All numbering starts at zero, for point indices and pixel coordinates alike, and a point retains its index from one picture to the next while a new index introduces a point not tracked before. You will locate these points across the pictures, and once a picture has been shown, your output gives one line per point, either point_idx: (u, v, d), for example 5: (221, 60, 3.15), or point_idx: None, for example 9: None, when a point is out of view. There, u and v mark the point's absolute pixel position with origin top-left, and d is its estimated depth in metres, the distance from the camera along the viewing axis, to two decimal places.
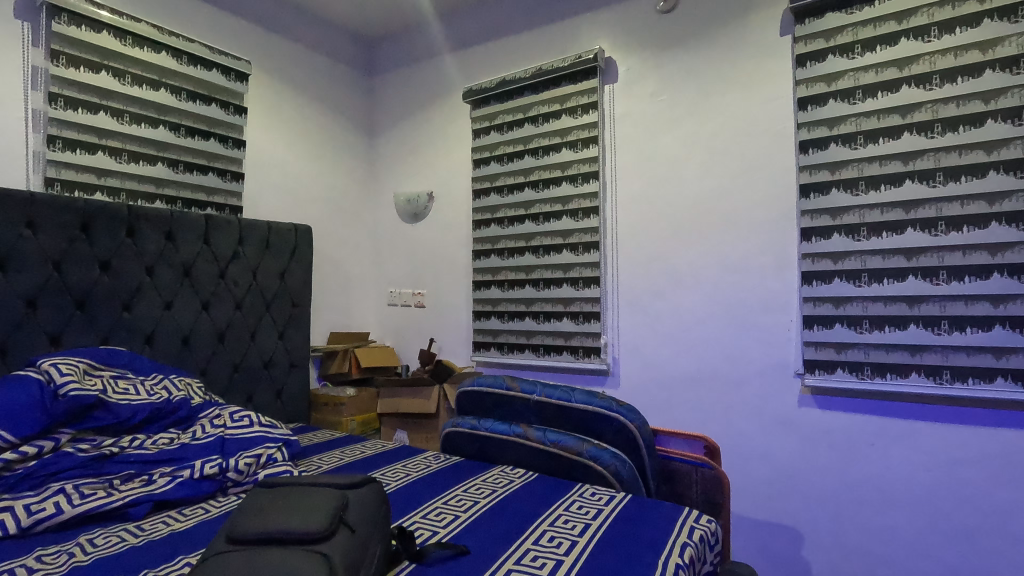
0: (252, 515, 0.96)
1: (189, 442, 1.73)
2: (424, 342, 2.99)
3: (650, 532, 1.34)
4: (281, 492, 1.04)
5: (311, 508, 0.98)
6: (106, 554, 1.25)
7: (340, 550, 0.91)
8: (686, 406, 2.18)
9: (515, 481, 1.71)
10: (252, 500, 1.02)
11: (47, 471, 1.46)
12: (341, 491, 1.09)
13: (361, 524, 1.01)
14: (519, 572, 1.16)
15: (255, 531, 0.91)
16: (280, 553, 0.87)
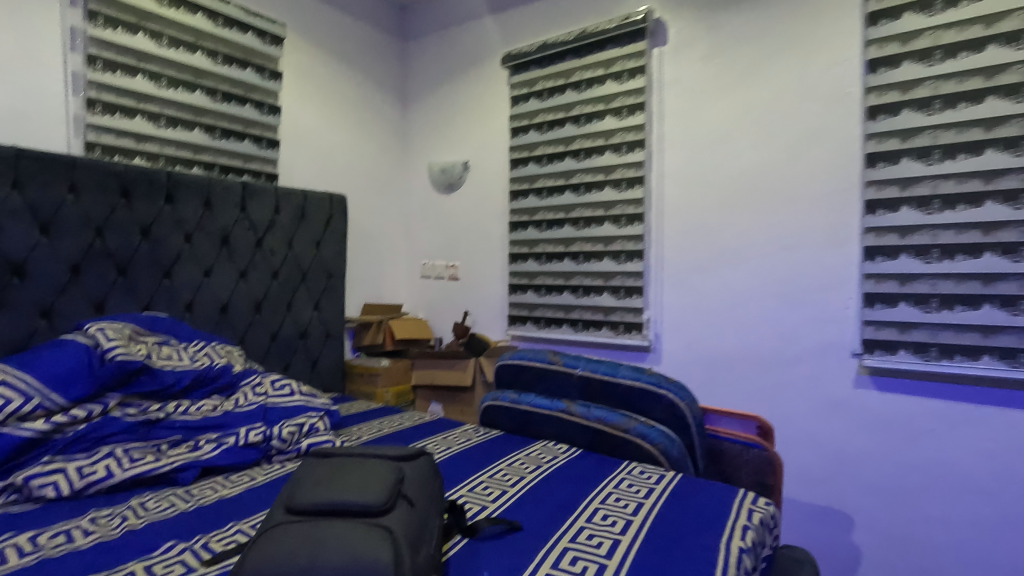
0: (308, 485, 0.93)
1: (233, 410, 1.73)
2: (458, 315, 2.95)
3: (706, 514, 1.29)
4: (336, 462, 1.01)
5: (368, 478, 0.95)
6: (159, 518, 1.25)
7: (401, 525, 0.88)
8: (731, 385, 2.11)
9: (559, 457, 1.67)
10: (308, 469, 0.99)
11: (97, 435, 1.47)
12: (395, 462, 1.07)
13: (419, 498, 0.98)
14: (576, 551, 1.12)
15: (313, 502, 0.88)
16: (341, 525, 0.84)
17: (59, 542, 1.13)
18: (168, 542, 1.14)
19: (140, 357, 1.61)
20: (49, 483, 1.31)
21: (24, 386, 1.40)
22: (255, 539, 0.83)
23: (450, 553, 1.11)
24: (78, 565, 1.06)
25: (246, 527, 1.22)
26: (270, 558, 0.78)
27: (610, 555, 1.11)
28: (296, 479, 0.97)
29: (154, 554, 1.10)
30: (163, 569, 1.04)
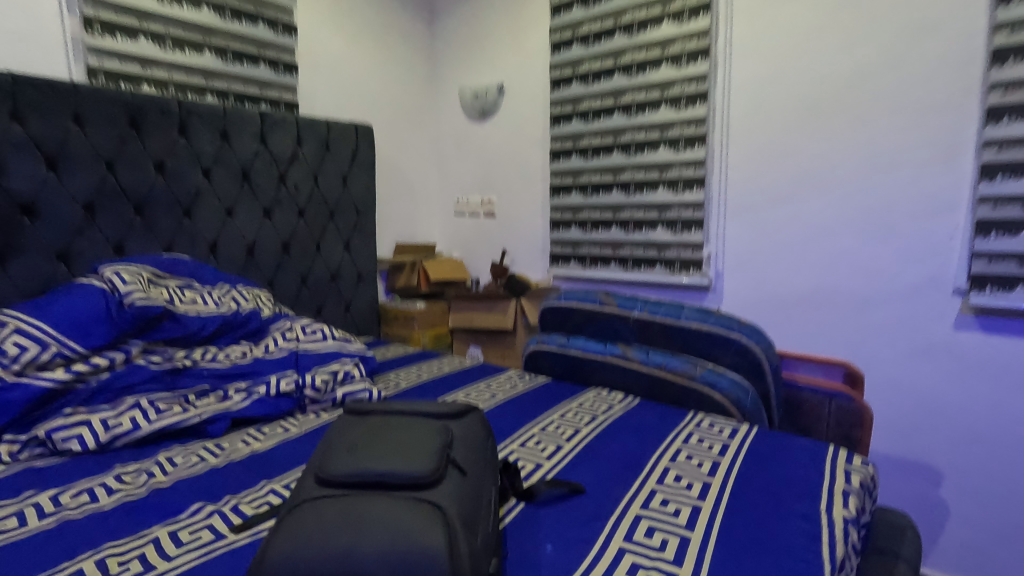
0: (343, 451, 0.79)
1: (263, 356, 1.62)
2: (495, 254, 2.77)
3: (795, 476, 1.12)
4: (373, 424, 0.86)
5: (412, 444, 0.80)
6: (187, 475, 1.15)
7: (453, 500, 0.73)
8: (805, 327, 1.89)
9: (616, 407, 1.52)
10: (342, 431, 0.85)
11: (122, 384, 1.37)
12: (442, 422, 0.91)
13: (471, 465, 0.83)
14: (652, 520, 0.97)
15: (349, 473, 0.74)
16: (384, 502, 0.69)
17: (83, 502, 1.04)
18: (196, 504, 1.04)
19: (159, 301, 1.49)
20: (73, 436, 1.22)
21: (39, 334, 1.29)
22: (282, 517, 0.69)
23: (506, 520, 0.97)
24: (100, 530, 0.96)
25: (281, 486, 1.11)
26: (301, 543, 0.64)
27: (693, 525, 0.95)
28: (328, 443, 0.83)
29: (182, 517, 1.00)
30: (191, 535, 0.94)
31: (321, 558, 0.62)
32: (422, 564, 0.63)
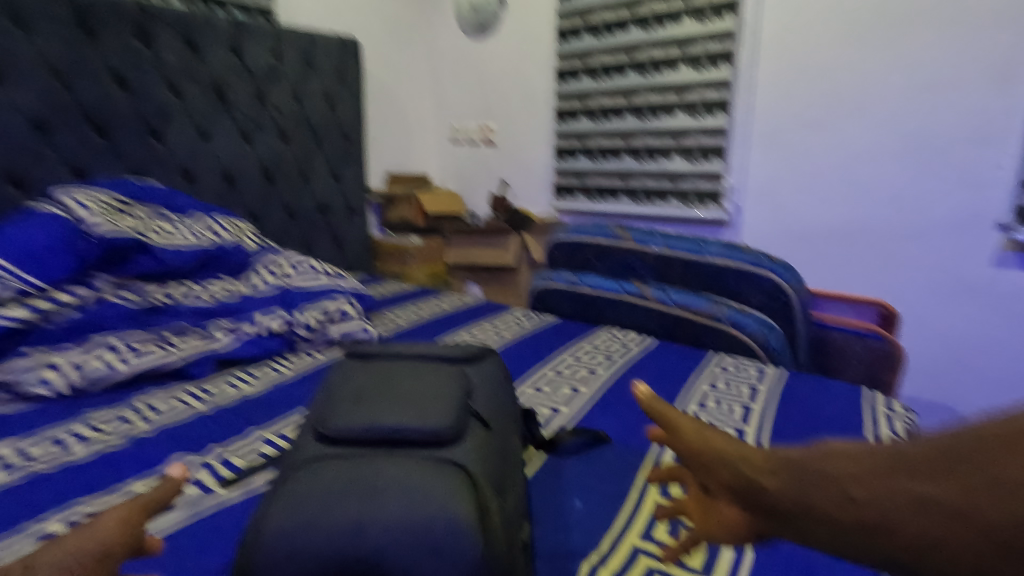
0: (349, 405, 0.67)
1: (249, 294, 1.49)
2: (495, 186, 2.60)
3: (835, 424, 1.04)
4: (381, 372, 0.75)
5: (428, 396, 0.69)
6: (171, 423, 1.04)
7: (479, 459, 0.62)
8: (827, 264, 1.79)
9: (633, 348, 1.41)
10: (345, 379, 0.74)
11: (92, 323, 1.22)
12: (460, 369, 0.80)
13: (494, 417, 0.72)
14: None
15: (356, 430, 0.63)
16: (400, 464, 0.58)
17: (53, 454, 0.93)
18: (180, 455, 0.93)
19: (127, 232, 1.33)
20: (40, 379, 1.10)
21: None
22: (278, 483, 0.58)
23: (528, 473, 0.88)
24: (71, 485, 0.85)
25: (276, 434, 1.01)
26: (302, 515, 0.53)
27: None
28: (330, 395, 0.72)
29: (165, 470, 0.89)
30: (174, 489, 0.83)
31: (326, 534, 0.52)
32: (449, 538, 0.53)
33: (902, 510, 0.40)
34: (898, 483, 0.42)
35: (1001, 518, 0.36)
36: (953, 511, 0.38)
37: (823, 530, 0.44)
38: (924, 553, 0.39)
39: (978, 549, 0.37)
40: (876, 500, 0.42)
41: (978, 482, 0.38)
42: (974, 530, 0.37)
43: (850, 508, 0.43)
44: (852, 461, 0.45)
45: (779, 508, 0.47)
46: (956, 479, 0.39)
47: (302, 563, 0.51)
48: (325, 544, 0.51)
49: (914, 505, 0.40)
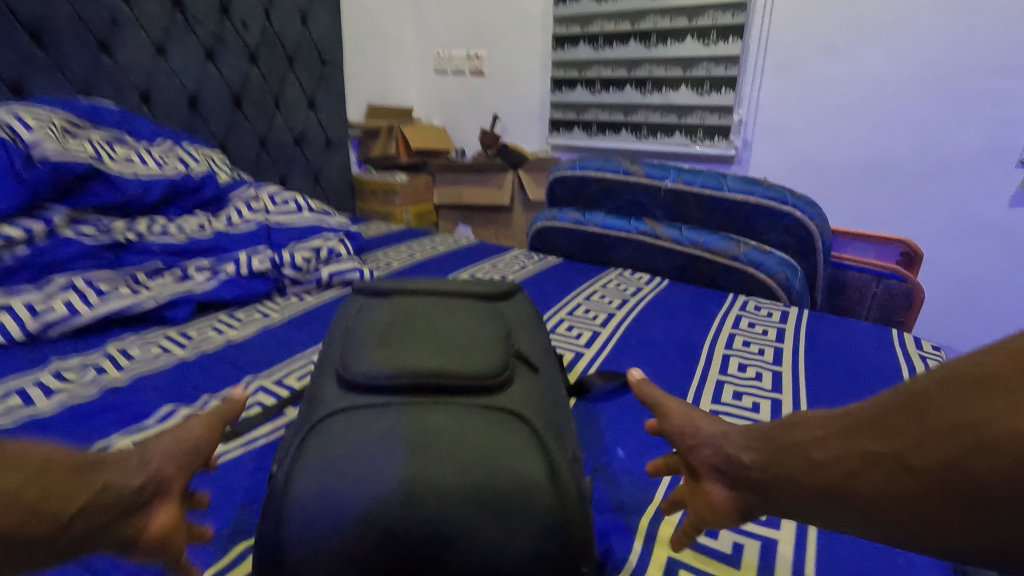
0: (372, 345, 0.56)
1: (226, 231, 1.34)
2: (484, 121, 2.43)
3: (870, 364, 0.99)
4: (403, 309, 0.64)
5: (465, 335, 0.59)
6: (151, 373, 0.92)
7: (535, 407, 0.53)
8: (835, 202, 1.75)
9: (645, 288, 1.34)
10: (364, 317, 0.63)
11: (48, 261, 1.06)
12: (491, 305, 0.70)
13: (539, 359, 0.63)
14: (729, 415, 0.83)
15: (387, 372, 0.52)
16: (447, 413, 0.49)
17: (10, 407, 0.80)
18: (166, 407, 0.82)
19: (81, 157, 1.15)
20: None
21: None
22: (300, 436, 0.48)
23: None
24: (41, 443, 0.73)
25: (272, 383, 0.90)
26: (338, 475, 0.44)
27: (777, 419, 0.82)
28: (346, 333, 0.61)
29: (152, 423, 0.78)
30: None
31: (371, 497, 0.43)
32: (516, 494, 0.44)
33: (852, 468, 0.42)
34: (857, 443, 0.42)
35: (927, 463, 0.37)
36: (894, 460, 0.39)
37: (793, 496, 0.45)
38: (879, 507, 0.40)
39: (915, 493, 0.37)
40: (833, 461, 0.43)
41: (910, 431, 0.39)
42: (909, 479, 0.38)
43: (815, 472, 0.44)
44: (817, 428, 0.46)
45: (753, 477, 0.48)
46: (896, 430, 0.40)
47: (345, 530, 0.43)
48: (371, 508, 0.43)
49: (863, 463, 0.41)
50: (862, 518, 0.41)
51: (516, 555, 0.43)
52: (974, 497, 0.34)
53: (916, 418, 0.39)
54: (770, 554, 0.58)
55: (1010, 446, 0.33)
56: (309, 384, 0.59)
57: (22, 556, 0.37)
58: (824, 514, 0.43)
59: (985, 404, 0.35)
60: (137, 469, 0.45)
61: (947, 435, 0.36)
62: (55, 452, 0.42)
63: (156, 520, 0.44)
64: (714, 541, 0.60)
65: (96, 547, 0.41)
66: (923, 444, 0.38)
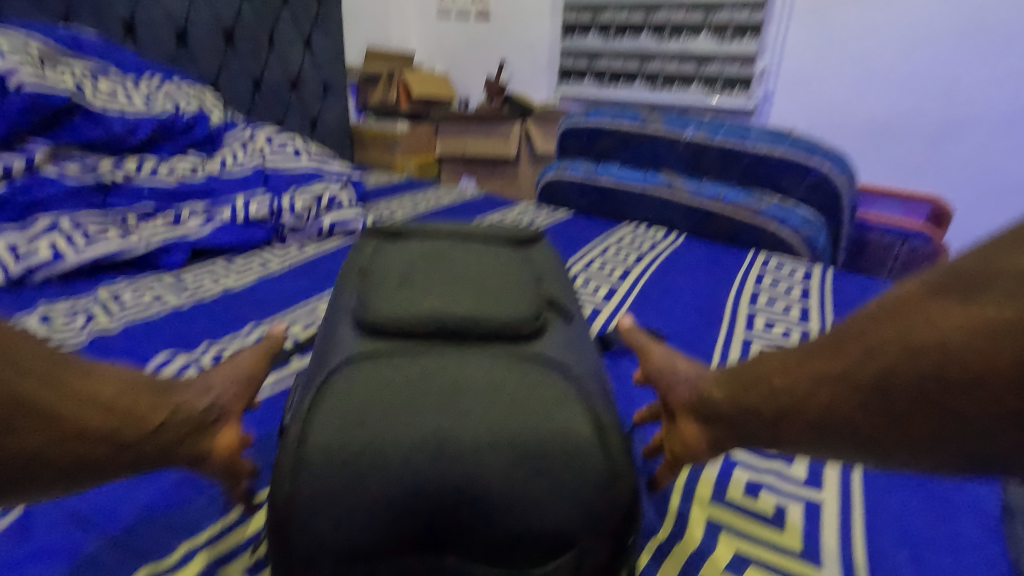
0: (393, 287, 0.51)
1: (220, 174, 1.26)
2: (490, 68, 2.31)
3: None
4: (421, 251, 0.58)
5: (494, 279, 0.53)
6: (145, 318, 0.86)
7: (574, 358, 0.48)
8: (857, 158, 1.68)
9: (661, 245, 1.26)
10: (380, 258, 0.57)
11: (32, 201, 0.98)
12: (517, 250, 0.64)
13: (572, 309, 0.58)
14: None
15: (411, 317, 0.47)
16: (483, 362, 0.44)
17: None
18: (162, 354, 0.76)
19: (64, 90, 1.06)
20: None
21: None
22: (317, 383, 0.43)
23: None
24: None
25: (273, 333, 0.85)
26: (365, 427, 0.39)
27: None
28: (361, 276, 0.55)
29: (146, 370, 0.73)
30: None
31: (402, 452, 0.38)
32: (564, 451, 0.40)
33: (804, 387, 0.44)
34: (810, 368, 0.44)
35: (872, 372, 0.39)
36: (843, 376, 0.41)
37: (753, 421, 0.47)
38: (828, 423, 0.41)
39: (861, 402, 0.40)
40: (790, 383, 0.45)
41: (855, 346, 0.42)
42: (853, 390, 0.40)
43: (774, 397, 0.46)
44: (777, 361, 0.49)
45: (717, 407, 0.50)
46: (845, 351, 0.43)
47: (375, 487, 0.38)
48: (403, 464, 0.38)
49: (814, 380, 0.43)
50: (811, 432, 0.43)
51: (564, 517, 0.39)
52: (912, 396, 0.37)
53: (861, 336, 0.42)
54: (814, 518, 0.55)
55: (936, 347, 0.36)
56: (321, 329, 0.54)
57: (120, 461, 0.41)
58: (779, 436, 0.46)
59: (917, 317, 0.39)
60: (204, 393, 0.49)
61: (890, 345, 0.39)
62: (136, 374, 0.47)
63: (223, 438, 0.49)
64: (752, 502, 0.57)
65: (175, 459, 0.45)
66: (868, 355, 0.40)
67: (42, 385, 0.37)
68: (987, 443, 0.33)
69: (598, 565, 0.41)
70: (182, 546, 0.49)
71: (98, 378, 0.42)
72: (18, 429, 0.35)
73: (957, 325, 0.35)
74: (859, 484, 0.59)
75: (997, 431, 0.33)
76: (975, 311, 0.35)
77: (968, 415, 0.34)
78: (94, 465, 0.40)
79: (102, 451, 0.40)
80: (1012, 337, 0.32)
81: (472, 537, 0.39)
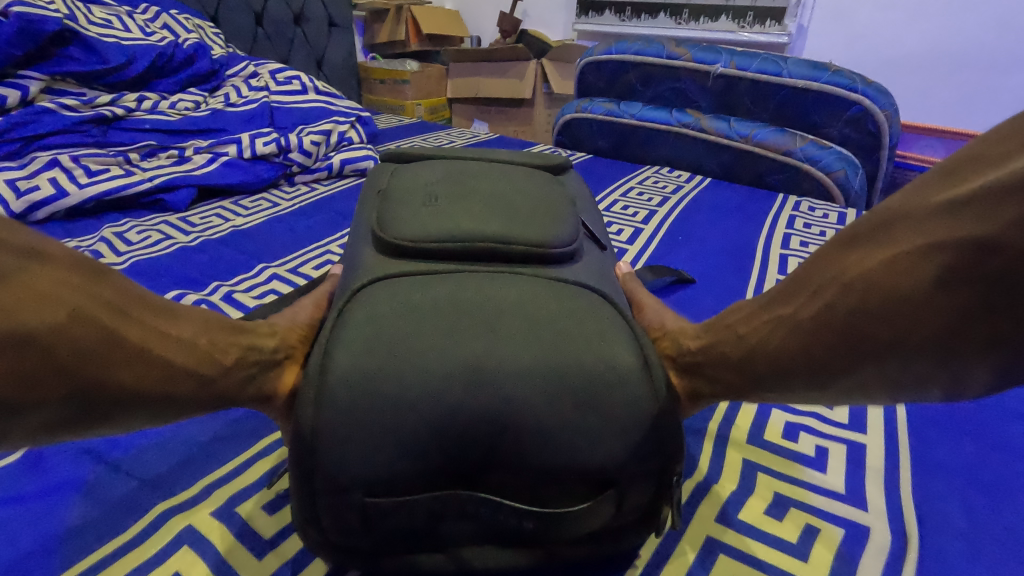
0: (419, 207, 0.48)
1: (225, 110, 1.19)
2: (503, 3, 2.19)
3: None
4: (448, 169, 0.56)
5: (523, 200, 0.50)
6: (153, 253, 0.84)
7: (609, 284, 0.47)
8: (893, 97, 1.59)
9: (685, 186, 1.21)
10: (402, 175, 0.53)
11: (30, 136, 0.95)
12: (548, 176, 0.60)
13: (601, 236, 0.56)
14: None
15: (442, 238, 0.44)
16: (519, 291, 0.41)
17: None
18: (173, 292, 0.74)
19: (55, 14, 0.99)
20: None
21: None
22: (337, 312, 0.40)
23: None
24: None
25: (285, 272, 0.83)
26: (392, 355, 0.36)
27: None
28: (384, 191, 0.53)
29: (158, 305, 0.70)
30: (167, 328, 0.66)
31: (432, 385, 0.35)
32: (609, 385, 0.37)
33: (764, 334, 0.39)
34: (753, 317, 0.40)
35: (809, 314, 0.36)
36: (784, 321, 0.37)
37: (711, 372, 0.42)
38: (769, 372, 0.38)
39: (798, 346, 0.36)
40: (750, 330, 0.40)
41: (809, 284, 0.37)
42: (793, 333, 0.36)
43: (712, 346, 0.42)
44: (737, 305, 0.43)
45: (671, 359, 0.44)
46: (788, 296, 0.38)
47: (400, 422, 0.35)
48: (434, 398, 0.35)
49: (772, 325, 0.38)
50: (776, 381, 0.38)
51: (608, 455, 0.36)
52: (876, 331, 0.32)
53: (814, 272, 0.37)
54: (859, 459, 0.52)
55: (871, 282, 0.32)
56: (343, 255, 0.52)
57: (180, 399, 0.35)
58: (741, 387, 0.40)
59: (854, 253, 0.34)
60: (270, 334, 0.43)
61: (826, 285, 0.35)
62: (202, 308, 0.40)
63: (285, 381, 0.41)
64: (793, 444, 0.54)
65: (240, 402, 0.39)
66: (821, 293, 0.35)
67: (103, 313, 0.32)
68: (973, 369, 0.29)
69: (639, 503, 0.39)
70: (203, 480, 0.48)
71: (166, 315, 0.36)
72: (72, 363, 0.30)
73: (914, 248, 0.30)
74: (904, 425, 0.56)
75: (982, 355, 0.28)
76: (933, 226, 0.30)
77: (941, 343, 0.29)
78: (155, 405, 0.34)
79: (162, 390, 0.34)
80: (974, 254, 0.27)
81: (508, 470, 0.36)
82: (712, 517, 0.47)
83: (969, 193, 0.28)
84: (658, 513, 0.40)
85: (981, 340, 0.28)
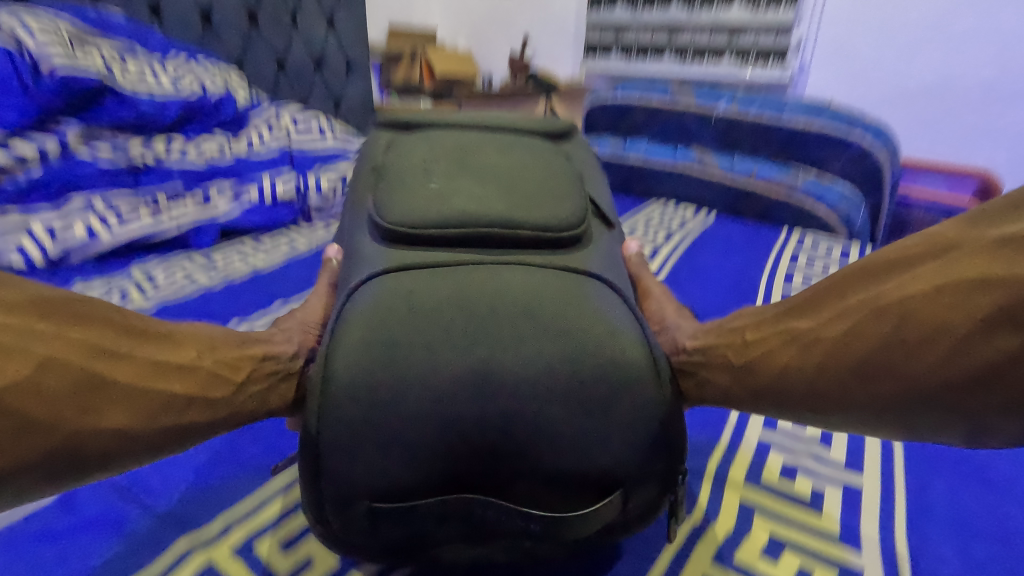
0: (424, 193, 0.51)
1: (247, 156, 1.27)
2: (513, 42, 2.25)
3: None
4: (449, 150, 0.58)
5: (522, 185, 0.53)
6: (180, 295, 0.89)
7: (607, 266, 0.49)
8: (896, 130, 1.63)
9: (691, 224, 1.22)
10: (405, 160, 0.57)
11: (66, 183, 0.99)
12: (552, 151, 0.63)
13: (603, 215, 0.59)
14: None
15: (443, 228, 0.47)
16: (519, 276, 0.43)
17: None
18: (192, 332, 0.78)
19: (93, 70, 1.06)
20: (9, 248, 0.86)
21: None
22: (337, 312, 0.42)
23: None
24: None
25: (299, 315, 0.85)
26: (396, 347, 0.38)
27: None
28: (383, 173, 0.56)
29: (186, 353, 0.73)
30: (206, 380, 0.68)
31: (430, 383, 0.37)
32: (605, 376, 0.39)
33: (775, 346, 0.42)
34: (771, 328, 0.43)
35: (831, 333, 0.39)
36: (804, 334, 0.40)
37: (707, 376, 0.44)
38: (776, 383, 0.41)
39: (813, 361, 0.39)
40: (760, 340, 0.43)
41: (834, 306, 0.40)
42: (811, 346, 0.39)
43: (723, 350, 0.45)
44: (754, 315, 0.47)
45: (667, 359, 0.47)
46: (809, 312, 0.41)
47: (398, 422, 0.37)
48: (432, 396, 0.37)
49: (787, 339, 0.41)
50: (773, 394, 0.41)
51: (605, 447, 0.38)
52: (891, 361, 0.35)
53: (841, 294, 0.40)
54: (855, 503, 0.53)
55: (904, 311, 0.35)
56: (349, 240, 0.55)
57: (193, 426, 0.39)
58: (729, 396, 0.44)
59: (887, 283, 0.38)
60: (286, 343, 0.48)
61: (854, 308, 0.38)
62: (195, 334, 0.43)
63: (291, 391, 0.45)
64: (789, 487, 0.55)
65: (263, 412, 0.43)
66: (846, 315, 0.38)
67: (77, 359, 0.34)
68: (965, 417, 0.33)
69: (644, 501, 0.41)
70: (218, 520, 0.50)
71: (167, 344, 0.40)
72: (54, 416, 0.32)
73: (953, 285, 0.34)
74: (900, 468, 0.57)
75: (982, 406, 0.32)
76: (978, 266, 0.33)
77: (948, 384, 0.33)
78: (168, 435, 0.37)
79: (171, 419, 0.37)
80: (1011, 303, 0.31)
81: (505, 509, 0.38)
82: (709, 559, 0.48)
83: (1015, 241, 0.32)
84: (655, 508, 0.42)
85: (979, 388, 0.32)
